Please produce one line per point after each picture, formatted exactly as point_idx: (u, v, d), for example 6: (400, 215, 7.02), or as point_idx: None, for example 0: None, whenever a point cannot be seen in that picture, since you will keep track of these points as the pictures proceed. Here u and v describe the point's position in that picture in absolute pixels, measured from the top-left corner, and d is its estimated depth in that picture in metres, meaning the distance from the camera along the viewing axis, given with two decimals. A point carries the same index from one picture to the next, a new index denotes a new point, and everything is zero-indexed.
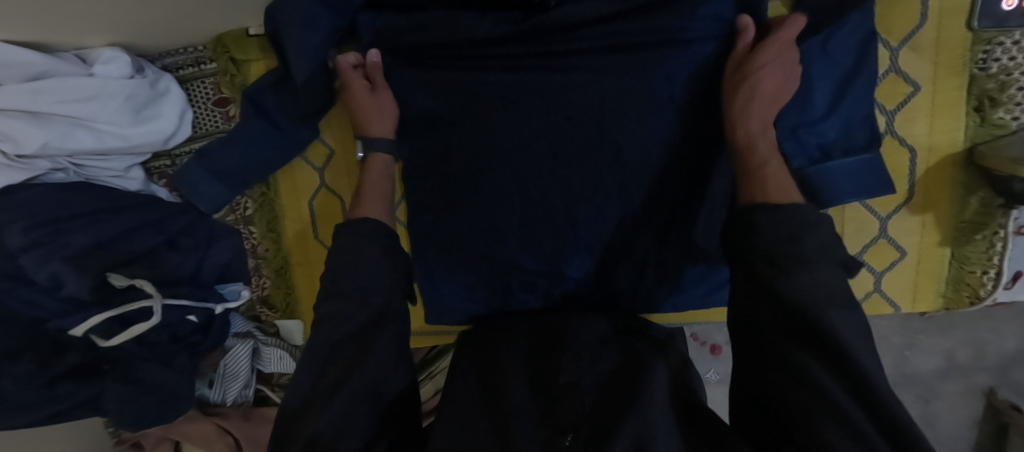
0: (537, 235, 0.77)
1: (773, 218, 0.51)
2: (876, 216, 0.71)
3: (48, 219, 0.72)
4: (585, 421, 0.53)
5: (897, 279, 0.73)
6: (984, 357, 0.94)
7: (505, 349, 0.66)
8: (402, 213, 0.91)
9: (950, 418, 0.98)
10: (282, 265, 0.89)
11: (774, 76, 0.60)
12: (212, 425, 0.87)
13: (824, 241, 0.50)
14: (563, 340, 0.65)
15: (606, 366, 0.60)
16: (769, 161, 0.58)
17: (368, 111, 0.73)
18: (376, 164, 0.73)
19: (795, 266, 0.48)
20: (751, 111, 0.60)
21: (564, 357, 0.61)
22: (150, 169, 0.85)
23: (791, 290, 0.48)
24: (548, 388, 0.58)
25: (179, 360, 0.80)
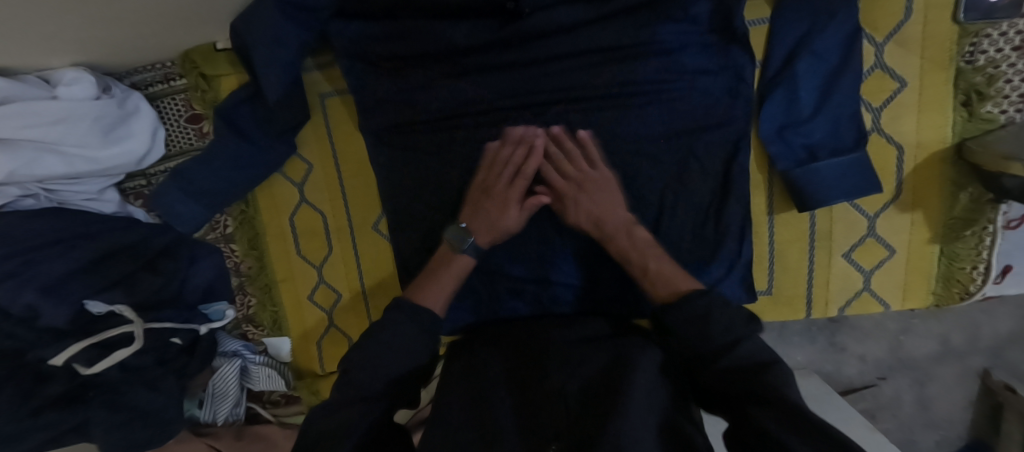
0: (524, 240, 0.77)
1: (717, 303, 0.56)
2: (864, 215, 0.69)
3: (22, 247, 0.70)
4: (567, 431, 0.52)
5: (888, 278, 0.71)
6: (978, 338, 0.94)
7: (490, 357, 0.65)
8: (382, 224, 0.81)
9: (947, 400, 0.98)
10: (268, 282, 0.86)
11: (598, 192, 0.66)
12: (203, 444, 0.85)
13: (728, 324, 0.53)
14: (549, 345, 0.64)
15: (589, 370, 0.58)
16: (650, 264, 0.62)
17: (489, 223, 0.67)
18: (458, 266, 0.66)
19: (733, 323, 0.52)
20: (607, 221, 0.65)
21: (549, 362, 0.60)
22: (124, 190, 0.83)
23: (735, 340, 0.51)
24: (534, 395, 0.56)
25: (166, 382, 0.79)
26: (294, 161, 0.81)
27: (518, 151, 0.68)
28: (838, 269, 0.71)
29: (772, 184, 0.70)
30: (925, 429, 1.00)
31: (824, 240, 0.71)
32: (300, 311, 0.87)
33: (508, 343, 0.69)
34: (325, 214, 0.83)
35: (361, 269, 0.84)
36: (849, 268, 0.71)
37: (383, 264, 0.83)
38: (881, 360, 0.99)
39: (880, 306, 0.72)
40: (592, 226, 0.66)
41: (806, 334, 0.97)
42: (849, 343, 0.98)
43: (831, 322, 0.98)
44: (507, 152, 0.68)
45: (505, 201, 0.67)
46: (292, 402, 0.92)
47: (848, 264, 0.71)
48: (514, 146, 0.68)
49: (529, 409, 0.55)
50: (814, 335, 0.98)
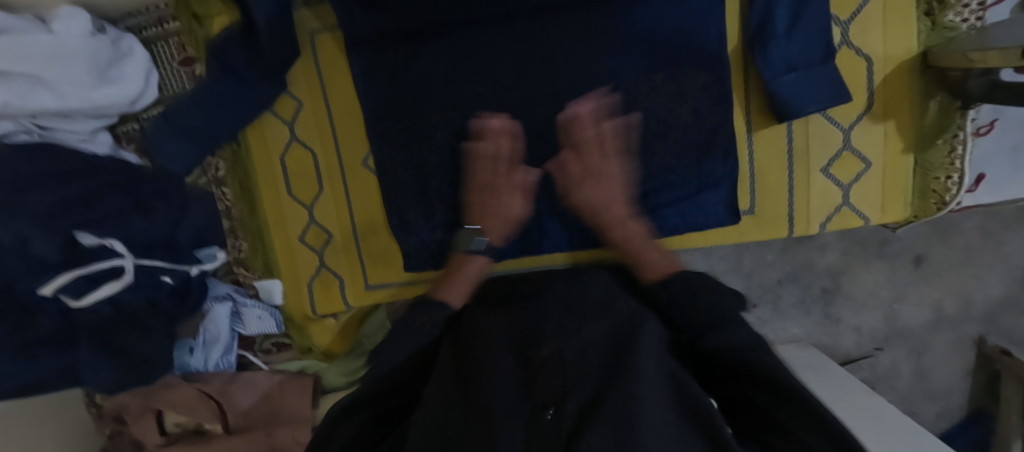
0: (512, 173, 0.78)
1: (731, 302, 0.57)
2: (839, 128, 0.71)
3: (16, 177, 0.69)
4: (571, 398, 0.49)
5: (865, 192, 0.72)
6: (971, 305, 1.05)
7: (485, 323, 0.62)
8: (372, 160, 0.83)
9: (943, 368, 1.09)
10: (259, 226, 0.87)
11: (603, 186, 0.71)
12: (195, 390, 0.85)
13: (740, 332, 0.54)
14: (544, 306, 0.61)
15: (586, 332, 0.55)
16: (642, 257, 0.68)
17: (497, 215, 0.75)
18: (471, 267, 0.71)
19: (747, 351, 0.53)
20: (604, 213, 0.72)
21: (546, 324, 0.57)
22: (117, 134, 0.85)
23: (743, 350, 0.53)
24: (531, 360, 0.54)
25: (157, 326, 0.78)
26: (284, 100, 0.82)
27: (492, 139, 0.75)
28: (817, 185, 0.73)
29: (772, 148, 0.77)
30: (923, 399, 1.10)
31: (802, 158, 0.73)
32: (291, 253, 0.87)
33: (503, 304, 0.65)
34: (315, 153, 0.83)
35: (351, 208, 0.85)
36: (827, 183, 0.73)
37: (371, 201, 0.84)
38: (877, 331, 1.07)
39: (858, 222, 0.74)
40: (594, 217, 0.73)
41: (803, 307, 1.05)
42: (845, 315, 1.06)
43: (826, 293, 1.04)
44: (486, 150, 0.75)
45: (504, 191, 0.75)
46: (286, 350, 0.94)
47: (827, 179, 0.73)
48: (489, 145, 0.75)
49: (522, 378, 0.53)
50: (809, 307, 1.06)
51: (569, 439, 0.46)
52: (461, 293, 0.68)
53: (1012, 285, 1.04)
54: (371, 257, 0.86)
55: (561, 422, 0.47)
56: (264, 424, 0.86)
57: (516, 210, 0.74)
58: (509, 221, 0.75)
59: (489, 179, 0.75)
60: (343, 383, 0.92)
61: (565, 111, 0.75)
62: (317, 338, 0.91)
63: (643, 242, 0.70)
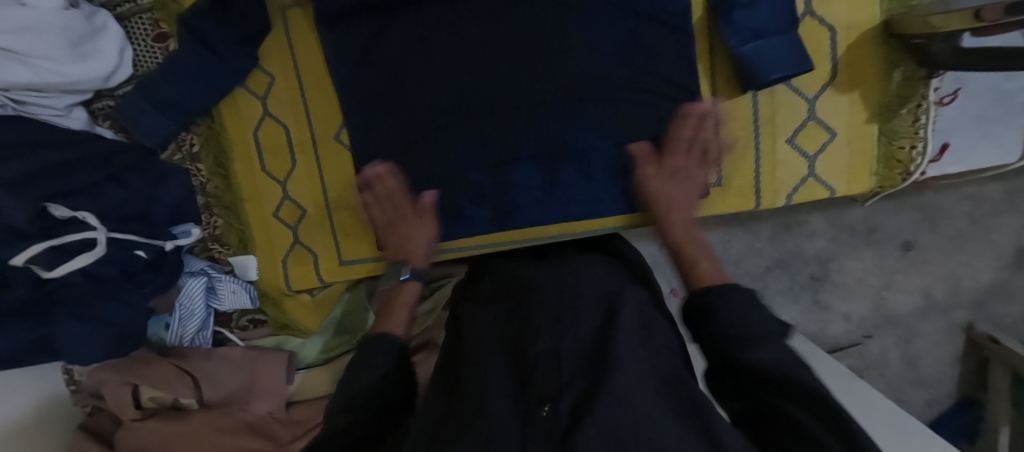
0: (480, 143, 0.78)
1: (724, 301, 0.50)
2: (804, 98, 0.72)
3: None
4: (566, 395, 0.45)
5: (830, 162, 0.73)
6: (960, 291, 1.09)
7: (480, 326, 0.60)
8: (344, 135, 0.83)
9: (932, 356, 1.11)
10: (234, 201, 0.88)
11: (677, 185, 0.68)
12: (170, 365, 0.87)
13: (740, 315, 0.48)
14: (536, 300, 0.58)
15: (579, 329, 0.52)
16: (700, 261, 0.58)
17: (414, 238, 0.73)
18: (409, 291, 0.67)
19: (755, 333, 0.47)
20: (665, 215, 0.66)
21: (539, 320, 0.53)
22: (92, 111, 0.85)
23: (735, 338, 0.47)
24: (523, 359, 0.50)
25: (134, 297, 0.79)
26: (256, 75, 0.82)
27: (382, 180, 0.77)
28: (782, 155, 0.73)
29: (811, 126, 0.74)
30: (913, 387, 1.12)
31: (767, 127, 0.73)
32: (266, 228, 0.88)
33: (497, 307, 0.63)
34: (287, 128, 0.84)
35: (323, 183, 0.85)
36: (794, 153, 0.73)
37: (343, 174, 0.85)
38: (867, 318, 1.11)
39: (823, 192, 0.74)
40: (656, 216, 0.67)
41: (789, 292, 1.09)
42: (833, 302, 1.10)
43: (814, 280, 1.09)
44: (380, 193, 0.76)
45: (414, 219, 0.75)
46: (261, 326, 0.95)
47: (793, 150, 0.73)
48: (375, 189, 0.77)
49: (516, 378, 0.49)
50: (796, 293, 1.10)
51: (566, 433, 0.42)
52: (402, 321, 0.62)
53: (1001, 271, 1.07)
54: (345, 232, 0.87)
55: (557, 417, 0.43)
56: (237, 399, 0.88)
57: (427, 234, 0.72)
58: (425, 245, 0.73)
59: (392, 218, 0.75)
60: (319, 360, 0.93)
61: (536, 88, 0.74)
62: (293, 314, 0.93)
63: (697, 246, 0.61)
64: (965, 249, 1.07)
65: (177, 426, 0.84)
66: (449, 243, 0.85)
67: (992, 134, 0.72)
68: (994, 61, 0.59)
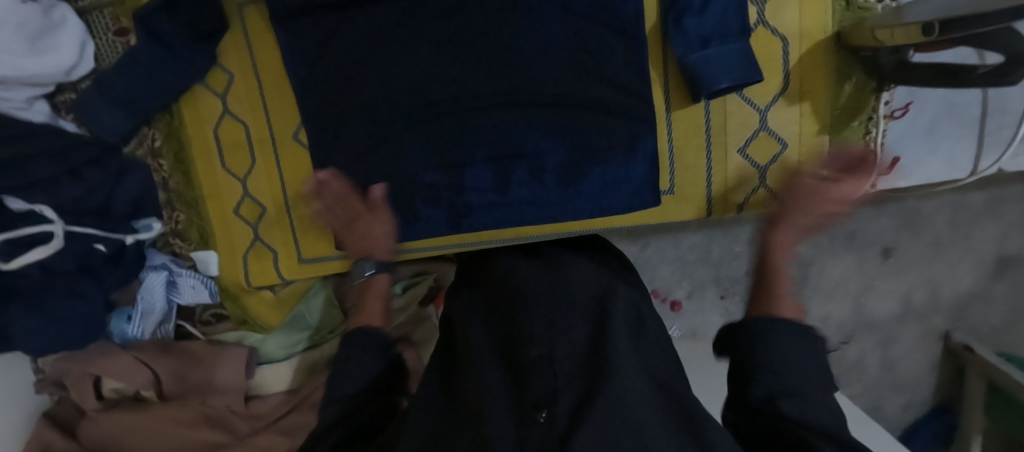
0: (437, 144, 0.79)
1: (777, 346, 0.49)
2: (756, 109, 0.73)
3: None
4: (562, 400, 0.45)
5: (780, 172, 0.75)
6: (939, 297, 1.08)
7: (471, 328, 0.59)
8: (304, 134, 0.84)
9: (909, 361, 1.11)
10: (195, 197, 0.88)
11: (812, 206, 0.65)
12: (129, 357, 0.88)
13: (780, 343, 0.49)
14: (528, 300, 0.58)
15: (569, 330, 0.53)
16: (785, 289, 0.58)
17: (374, 234, 0.73)
18: (380, 283, 0.68)
19: (767, 352, 0.49)
20: (777, 244, 0.64)
21: (532, 323, 0.53)
22: (55, 103, 0.85)
23: (751, 356, 0.49)
24: (517, 361, 0.50)
25: (91, 289, 0.81)
26: (215, 72, 0.82)
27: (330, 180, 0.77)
28: (733, 164, 0.75)
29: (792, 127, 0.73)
30: (890, 391, 1.13)
31: (720, 136, 0.75)
32: (225, 225, 0.88)
33: (485, 309, 0.62)
34: (247, 125, 0.85)
35: (284, 180, 0.86)
36: (745, 163, 0.75)
37: (302, 174, 0.85)
38: (846, 324, 1.10)
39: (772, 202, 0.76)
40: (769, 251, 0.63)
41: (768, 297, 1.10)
42: (812, 306, 1.08)
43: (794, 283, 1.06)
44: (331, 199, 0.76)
45: (369, 216, 0.74)
46: (223, 321, 0.96)
47: (745, 160, 0.75)
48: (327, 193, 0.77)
49: (508, 381, 0.49)
50: None
51: (565, 436, 0.42)
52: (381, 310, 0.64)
53: (980, 277, 1.07)
54: (305, 230, 0.88)
55: (554, 422, 0.43)
56: (197, 393, 0.89)
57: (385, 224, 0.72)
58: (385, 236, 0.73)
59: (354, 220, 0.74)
60: (281, 355, 0.95)
61: (497, 90, 0.76)
62: (254, 311, 0.93)
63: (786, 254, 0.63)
64: (944, 256, 1.06)
65: (135, 418, 0.86)
66: (412, 244, 0.86)
67: (941, 147, 0.74)
68: (939, 77, 0.60)
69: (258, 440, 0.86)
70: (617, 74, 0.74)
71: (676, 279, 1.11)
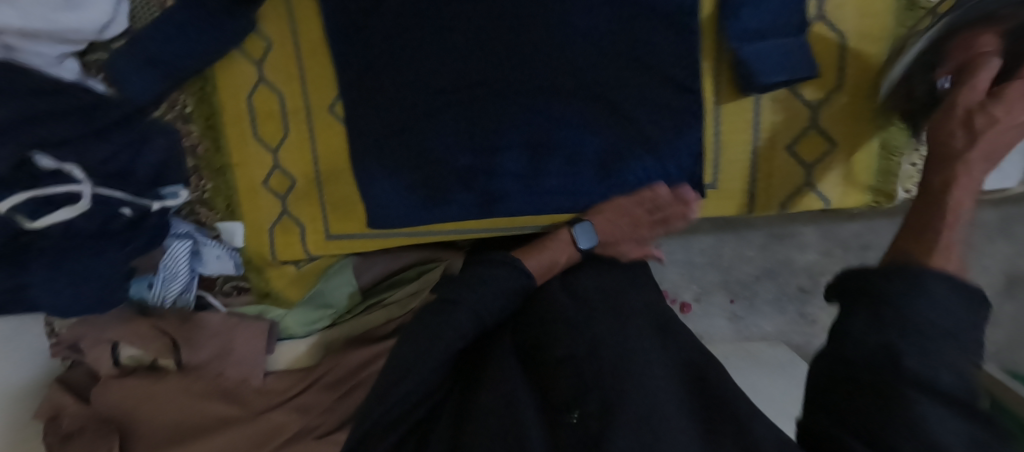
0: (472, 126, 0.78)
1: (912, 291, 0.39)
2: (808, 105, 0.71)
3: None
4: (590, 400, 0.53)
5: (828, 172, 0.72)
6: None
7: (498, 332, 0.66)
8: (339, 108, 0.82)
9: None
10: (222, 165, 0.87)
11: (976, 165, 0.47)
12: (149, 325, 0.86)
13: (932, 301, 0.38)
14: (550, 309, 0.65)
15: (591, 334, 0.60)
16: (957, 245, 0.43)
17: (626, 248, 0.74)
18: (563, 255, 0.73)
19: (903, 293, 0.39)
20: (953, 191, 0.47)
21: (558, 331, 0.62)
22: (85, 62, 0.84)
23: (881, 304, 0.40)
24: (545, 367, 0.59)
25: (110, 252, 0.78)
26: (253, 39, 0.81)
27: (669, 204, 0.74)
28: (780, 161, 0.73)
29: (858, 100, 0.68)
30: None
31: (768, 132, 0.73)
32: (252, 195, 0.87)
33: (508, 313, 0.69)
34: (280, 95, 0.83)
35: (315, 154, 0.84)
36: (792, 160, 0.73)
37: (334, 148, 0.84)
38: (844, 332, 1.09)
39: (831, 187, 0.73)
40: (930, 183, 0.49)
41: (777, 303, 1.08)
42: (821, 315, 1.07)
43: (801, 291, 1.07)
44: (651, 198, 0.74)
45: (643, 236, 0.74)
46: (245, 293, 0.96)
47: (791, 156, 0.73)
48: (655, 196, 0.74)
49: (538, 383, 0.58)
50: (784, 305, 1.09)
51: (595, 434, 0.50)
52: (543, 263, 0.72)
53: None
54: (334, 206, 0.86)
55: (584, 422, 0.51)
56: (213, 364, 0.87)
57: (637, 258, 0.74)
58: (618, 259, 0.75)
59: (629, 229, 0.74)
60: (301, 332, 0.93)
61: (534, 73, 0.74)
62: (275, 283, 0.94)
63: (968, 193, 0.47)
64: None
65: (151, 386, 0.85)
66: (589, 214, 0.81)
67: None
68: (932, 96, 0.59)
69: (273, 417, 0.83)
70: (665, 60, 0.72)
71: (685, 280, 1.11)
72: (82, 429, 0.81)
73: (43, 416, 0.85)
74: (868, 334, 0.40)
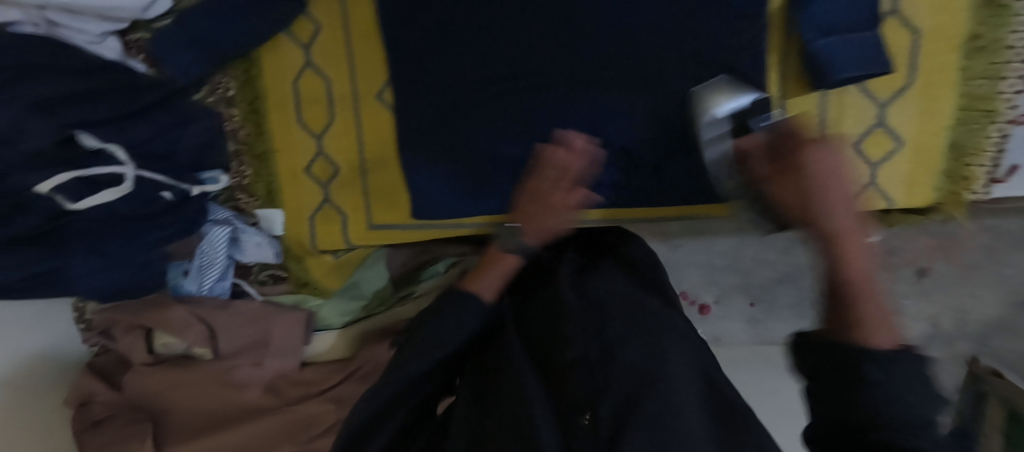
0: (524, 115, 0.75)
1: (896, 374, 0.39)
2: (876, 102, 0.70)
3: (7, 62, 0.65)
4: (605, 400, 0.52)
5: (893, 172, 0.71)
6: None
7: (511, 331, 0.65)
8: (388, 95, 0.80)
9: None
10: (265, 150, 0.86)
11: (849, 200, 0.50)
12: (187, 312, 0.83)
13: (903, 384, 0.38)
14: (564, 310, 0.64)
15: (607, 334, 0.59)
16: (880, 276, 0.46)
17: (545, 219, 0.64)
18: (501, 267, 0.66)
19: (871, 371, 0.39)
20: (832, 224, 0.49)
21: (572, 331, 0.60)
22: (126, 41, 0.82)
23: (864, 378, 0.39)
24: (558, 368, 0.59)
25: (151, 235, 0.76)
26: (302, 22, 0.79)
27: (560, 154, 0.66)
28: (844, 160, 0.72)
29: (732, 177, 0.68)
30: None
31: (833, 129, 0.72)
32: (296, 182, 0.85)
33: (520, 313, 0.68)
34: (327, 80, 0.81)
35: (360, 141, 0.82)
36: (857, 158, 0.72)
37: (381, 136, 0.82)
38: None
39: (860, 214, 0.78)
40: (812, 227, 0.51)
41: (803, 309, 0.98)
42: None
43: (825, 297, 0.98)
44: (561, 157, 0.66)
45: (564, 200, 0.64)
46: (281, 282, 0.94)
47: (857, 155, 0.72)
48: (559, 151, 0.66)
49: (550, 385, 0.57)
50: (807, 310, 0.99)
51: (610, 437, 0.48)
52: (493, 286, 0.65)
53: None
54: (378, 196, 0.84)
55: (598, 424, 0.50)
56: (251, 353, 0.85)
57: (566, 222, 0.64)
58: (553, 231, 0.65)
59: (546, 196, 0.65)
60: (338, 323, 0.92)
61: (592, 62, 0.72)
62: (314, 272, 0.91)
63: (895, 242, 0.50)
64: None
65: (184, 373, 0.83)
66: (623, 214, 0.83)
67: None
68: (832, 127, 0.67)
69: (309, 409, 0.83)
70: (731, 52, 0.69)
71: (704, 281, 1.02)
72: (113, 416, 0.82)
73: (72, 403, 0.83)
74: (862, 402, 0.39)
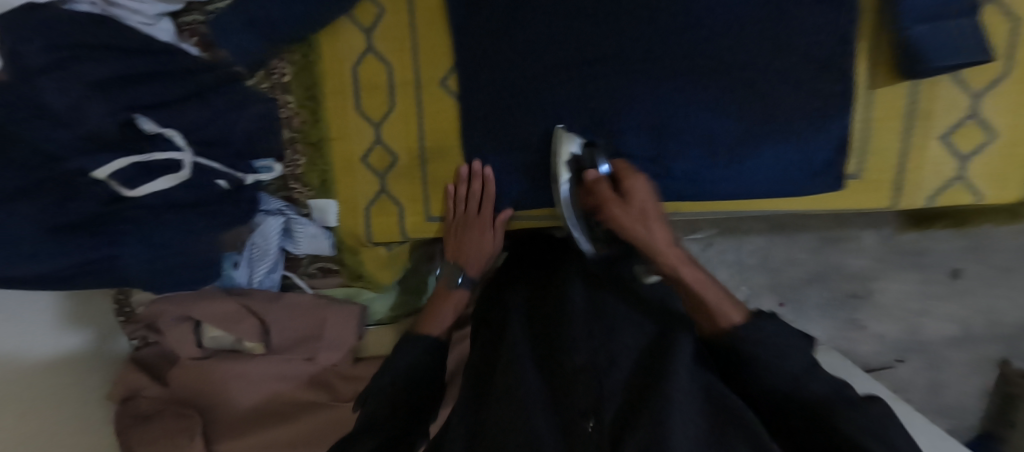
0: (594, 104, 0.72)
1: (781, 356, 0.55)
2: (969, 92, 0.67)
3: (67, 40, 0.63)
4: (606, 406, 0.54)
5: (983, 164, 0.70)
6: None
7: (509, 324, 0.66)
8: (452, 81, 0.78)
9: (960, 386, 0.99)
10: (320, 138, 0.82)
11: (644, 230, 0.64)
12: (237, 304, 0.80)
13: (782, 352, 0.55)
14: (563, 307, 0.63)
15: (613, 340, 0.59)
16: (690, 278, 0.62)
17: (474, 248, 0.79)
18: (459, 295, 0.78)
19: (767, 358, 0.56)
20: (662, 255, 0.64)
21: (574, 331, 0.59)
22: (179, 25, 0.79)
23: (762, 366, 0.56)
24: (562, 373, 0.57)
25: (203, 224, 0.73)
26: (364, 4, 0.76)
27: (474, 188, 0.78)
28: (932, 152, 0.70)
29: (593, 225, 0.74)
30: (939, 417, 1.00)
31: (921, 121, 0.69)
32: (351, 171, 0.83)
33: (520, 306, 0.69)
34: (388, 65, 0.78)
35: (420, 129, 0.80)
36: (944, 150, 0.70)
37: (442, 124, 0.79)
38: (899, 340, 1.00)
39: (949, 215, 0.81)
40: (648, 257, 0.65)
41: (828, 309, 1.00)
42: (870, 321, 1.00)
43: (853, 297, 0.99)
44: (461, 192, 0.79)
45: (487, 231, 0.79)
46: (332, 275, 0.91)
47: (945, 147, 0.70)
48: (465, 186, 0.78)
49: (554, 391, 0.57)
50: (832, 311, 1.01)
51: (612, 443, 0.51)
52: (444, 321, 0.74)
53: None
54: (437, 186, 0.81)
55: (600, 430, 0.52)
56: (303, 346, 0.83)
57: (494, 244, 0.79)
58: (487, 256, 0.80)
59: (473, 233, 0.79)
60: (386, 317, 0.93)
61: (668, 50, 0.69)
62: (368, 266, 0.87)
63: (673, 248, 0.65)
64: None
65: (234, 366, 0.80)
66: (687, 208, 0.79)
67: None
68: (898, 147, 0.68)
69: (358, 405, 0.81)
70: (818, 41, 0.66)
71: None
72: (161, 412, 0.79)
73: (117, 397, 0.81)
74: (770, 381, 0.56)
